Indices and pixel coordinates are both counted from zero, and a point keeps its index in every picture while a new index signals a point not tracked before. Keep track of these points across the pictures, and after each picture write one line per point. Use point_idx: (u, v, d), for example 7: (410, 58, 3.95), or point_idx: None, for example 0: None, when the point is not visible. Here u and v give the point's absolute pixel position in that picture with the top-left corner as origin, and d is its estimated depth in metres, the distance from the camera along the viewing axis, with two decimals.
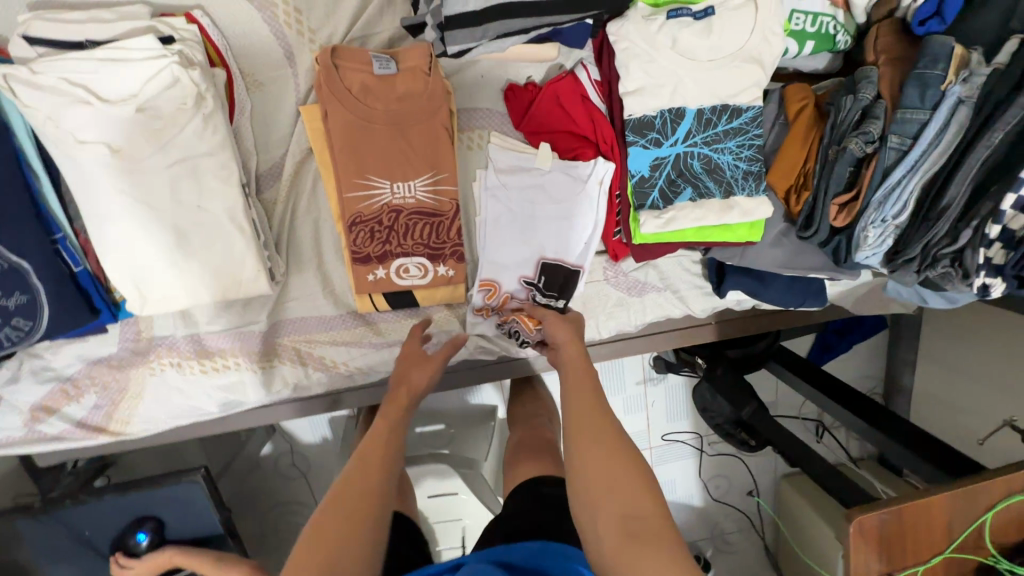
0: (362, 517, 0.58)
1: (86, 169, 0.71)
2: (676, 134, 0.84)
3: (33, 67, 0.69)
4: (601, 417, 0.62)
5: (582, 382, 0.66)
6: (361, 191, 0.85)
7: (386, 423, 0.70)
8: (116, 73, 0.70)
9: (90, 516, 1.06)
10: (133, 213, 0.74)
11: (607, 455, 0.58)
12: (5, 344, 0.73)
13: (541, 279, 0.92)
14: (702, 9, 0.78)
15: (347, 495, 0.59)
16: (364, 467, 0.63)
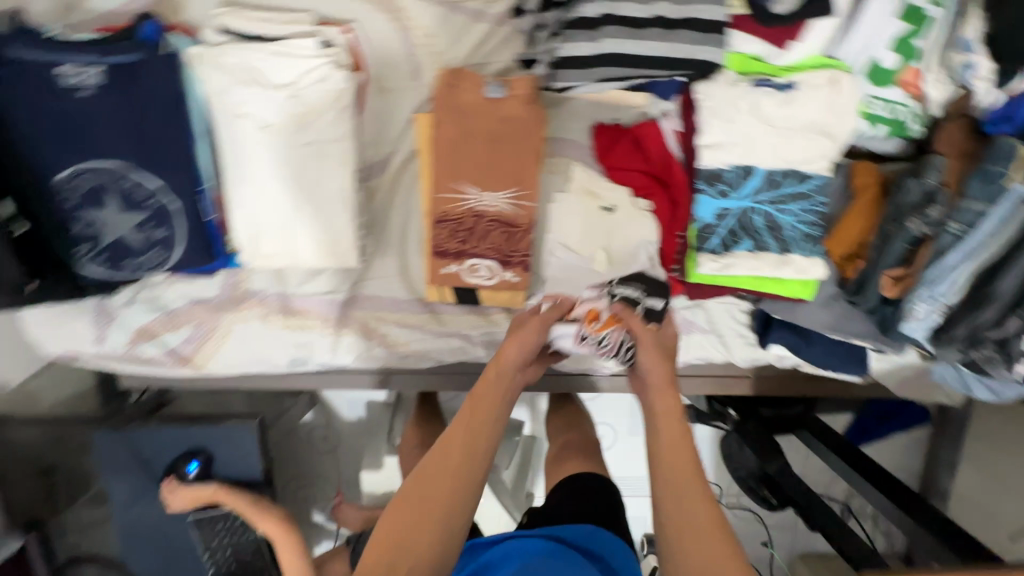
0: (425, 523, 0.59)
1: (240, 139, 0.86)
2: (743, 189, 0.91)
3: (218, 50, 0.83)
4: (698, 485, 0.59)
5: (675, 436, 0.64)
6: (452, 195, 0.96)
7: (469, 412, 0.67)
8: (281, 64, 0.84)
9: (154, 437, 1.18)
10: (267, 180, 0.88)
11: (710, 540, 0.55)
12: (142, 269, 0.88)
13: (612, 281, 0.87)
14: (786, 82, 0.85)
15: (414, 499, 0.61)
16: (434, 470, 0.63)
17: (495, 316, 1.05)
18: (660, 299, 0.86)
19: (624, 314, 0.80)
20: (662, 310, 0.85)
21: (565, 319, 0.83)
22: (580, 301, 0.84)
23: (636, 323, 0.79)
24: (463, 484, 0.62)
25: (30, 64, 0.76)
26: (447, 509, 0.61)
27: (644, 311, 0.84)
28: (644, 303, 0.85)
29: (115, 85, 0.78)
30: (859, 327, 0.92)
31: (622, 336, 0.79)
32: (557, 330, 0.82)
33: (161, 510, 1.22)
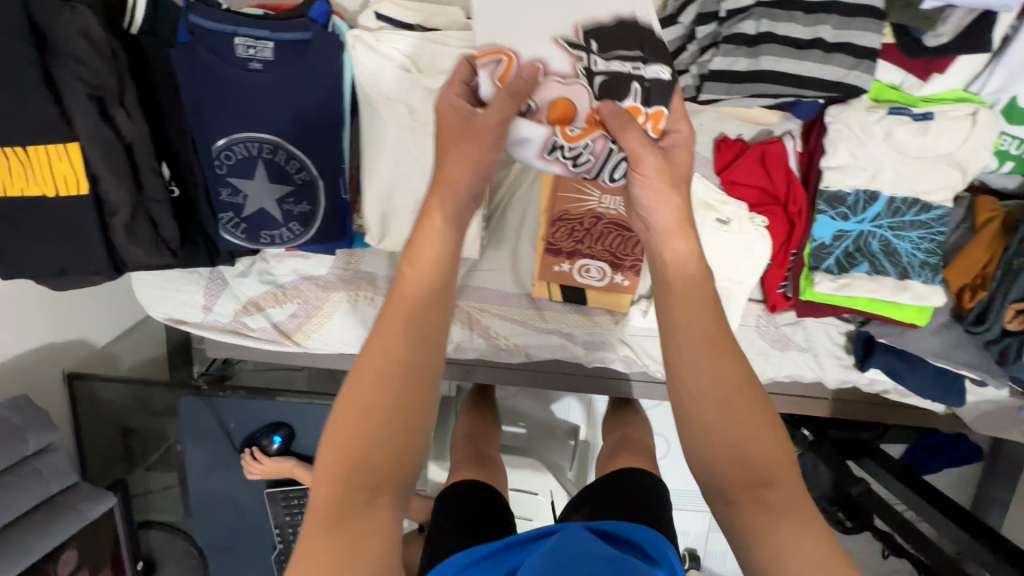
0: (378, 425, 0.51)
1: (385, 121, 0.87)
2: (865, 213, 0.93)
3: (376, 35, 0.85)
4: (731, 351, 0.55)
5: (705, 300, 0.56)
6: (576, 194, 0.98)
7: (404, 302, 0.54)
8: (435, 52, 0.86)
9: (240, 408, 1.19)
10: (404, 163, 0.89)
11: (726, 385, 0.54)
12: (275, 241, 0.89)
13: (589, 43, 0.64)
14: (923, 112, 0.87)
15: (361, 405, 0.51)
16: (375, 364, 0.52)
17: (599, 316, 1.06)
18: (664, 68, 0.64)
19: (620, 119, 0.58)
20: (666, 84, 0.64)
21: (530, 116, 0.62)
22: (549, 78, 0.62)
23: (636, 138, 0.57)
24: (413, 374, 0.52)
25: (205, 34, 0.78)
26: (402, 408, 0.52)
27: (641, 97, 0.63)
28: (641, 78, 0.63)
29: (283, 61, 0.80)
30: (971, 358, 0.92)
31: (609, 147, 0.63)
32: (521, 130, 0.62)
33: (237, 482, 1.23)
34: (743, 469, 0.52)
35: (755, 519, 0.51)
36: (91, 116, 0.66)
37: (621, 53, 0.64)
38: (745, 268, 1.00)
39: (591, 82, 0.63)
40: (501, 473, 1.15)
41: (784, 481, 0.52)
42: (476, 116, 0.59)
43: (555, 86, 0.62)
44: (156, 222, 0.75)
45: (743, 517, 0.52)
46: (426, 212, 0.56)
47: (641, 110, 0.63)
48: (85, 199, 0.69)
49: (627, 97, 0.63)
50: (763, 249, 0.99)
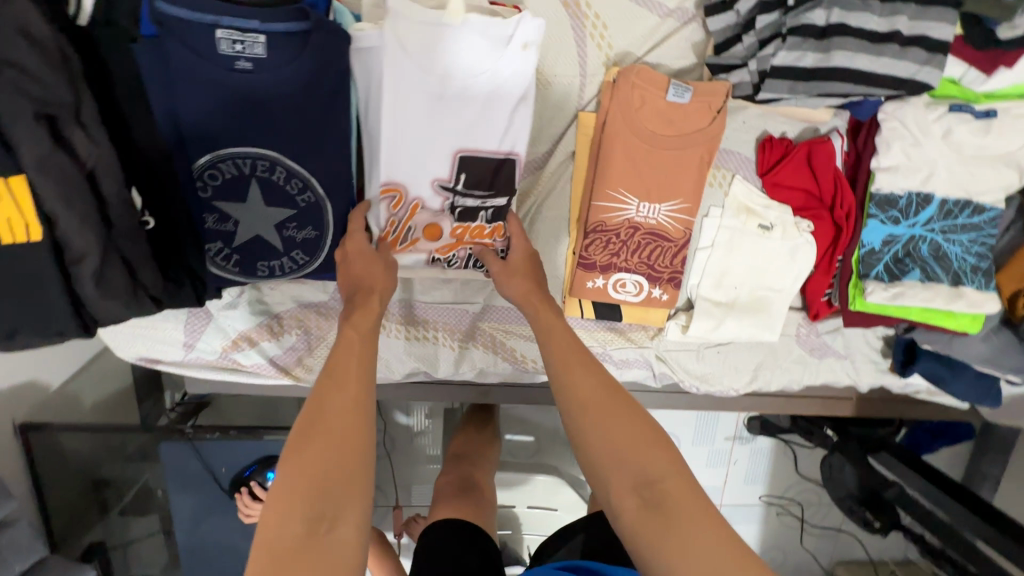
0: (331, 459, 0.48)
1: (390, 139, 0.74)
2: (917, 217, 0.88)
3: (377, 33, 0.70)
4: (588, 362, 0.60)
5: (555, 329, 0.64)
6: (611, 203, 0.88)
7: (359, 337, 0.57)
8: (453, 53, 0.71)
9: (225, 447, 1.05)
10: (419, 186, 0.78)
11: (613, 406, 0.56)
12: (274, 273, 0.76)
13: (458, 180, 0.78)
14: (985, 109, 0.82)
15: (319, 437, 0.49)
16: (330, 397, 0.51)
17: (633, 333, 0.99)
18: (506, 197, 0.80)
19: (484, 253, 0.77)
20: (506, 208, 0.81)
21: (412, 245, 0.81)
22: (422, 209, 0.79)
23: (491, 262, 0.75)
24: (368, 407, 0.52)
25: (176, 24, 0.62)
26: (357, 444, 0.50)
27: (488, 217, 0.81)
28: (489, 208, 0.80)
29: (280, 58, 0.65)
30: (1016, 362, 0.91)
31: (470, 253, 0.83)
32: (408, 257, 0.81)
33: (233, 529, 1.10)
34: (628, 475, 0.52)
35: (648, 527, 0.49)
36: (42, 142, 0.52)
37: (478, 186, 0.79)
38: (788, 277, 0.95)
39: (454, 212, 0.80)
40: (485, 505, 1.12)
41: (674, 488, 0.51)
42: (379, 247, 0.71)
43: (425, 215, 0.80)
44: (131, 264, 0.62)
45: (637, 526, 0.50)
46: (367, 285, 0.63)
47: (487, 228, 0.81)
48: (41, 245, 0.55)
49: (477, 219, 0.80)
50: (808, 256, 0.93)
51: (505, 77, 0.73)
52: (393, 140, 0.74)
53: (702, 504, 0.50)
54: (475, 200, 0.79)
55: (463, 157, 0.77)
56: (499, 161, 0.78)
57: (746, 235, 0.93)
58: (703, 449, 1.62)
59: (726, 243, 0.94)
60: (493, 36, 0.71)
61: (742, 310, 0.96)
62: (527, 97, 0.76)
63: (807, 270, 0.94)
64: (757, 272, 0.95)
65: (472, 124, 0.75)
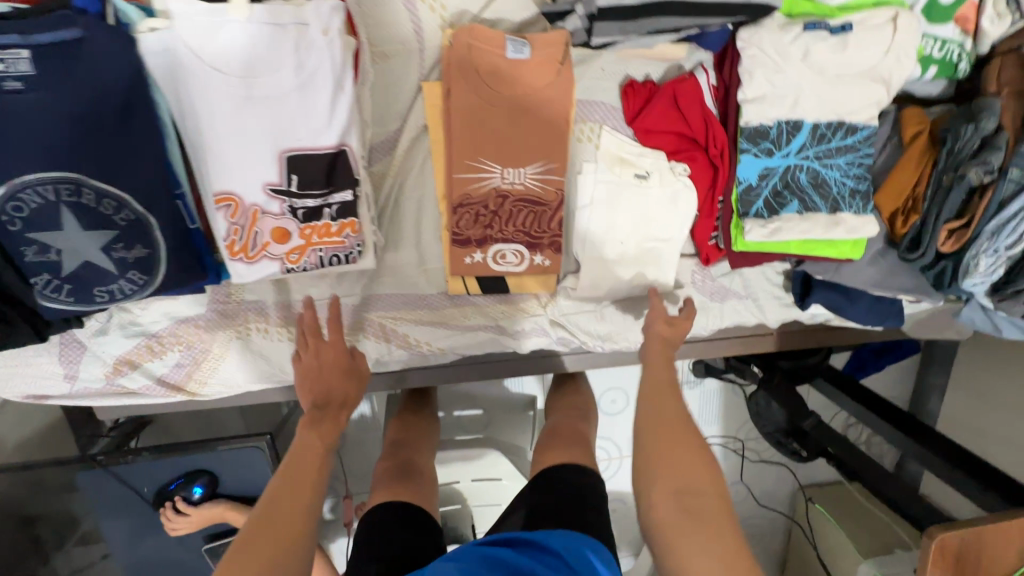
0: (271, 556, 0.55)
1: (204, 147, 0.70)
2: (789, 146, 0.84)
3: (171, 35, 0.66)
4: (668, 397, 0.71)
5: (655, 352, 0.77)
6: (473, 174, 0.84)
7: (319, 442, 0.63)
8: (248, 46, 0.67)
9: (141, 469, 1.05)
10: (250, 189, 0.74)
11: (680, 431, 0.67)
12: (116, 296, 0.73)
13: (290, 182, 0.74)
14: (840, 24, 0.78)
15: (263, 531, 0.56)
16: (283, 497, 0.59)
17: (525, 303, 0.97)
18: (348, 191, 0.77)
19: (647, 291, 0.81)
20: (353, 202, 0.78)
21: (263, 255, 0.78)
22: (263, 215, 0.76)
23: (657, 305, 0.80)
24: (313, 505, 0.60)
25: None
26: (296, 541, 0.57)
27: (334, 213, 0.78)
28: (331, 205, 0.77)
29: (52, 72, 0.61)
30: (909, 283, 0.88)
31: (319, 255, 0.80)
32: (259, 265, 0.79)
33: (169, 544, 1.11)
34: (676, 484, 0.64)
35: (680, 525, 0.61)
36: None
37: (315, 184, 0.75)
38: (674, 225, 0.91)
39: (297, 214, 0.76)
40: (426, 485, 1.08)
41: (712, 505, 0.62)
42: (320, 347, 0.70)
43: (269, 220, 0.76)
44: None
45: (669, 523, 0.62)
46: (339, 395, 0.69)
47: (334, 226, 0.78)
48: None
49: (323, 217, 0.77)
50: (689, 200, 0.89)
51: (314, 64, 0.69)
52: (212, 148, 0.70)
53: (728, 522, 0.61)
54: (312, 200, 0.76)
55: (290, 156, 0.73)
56: (331, 156, 0.74)
57: (624, 188, 0.89)
58: None
59: (605, 199, 0.89)
60: (287, 24, 0.67)
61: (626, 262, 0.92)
62: (344, 82, 0.72)
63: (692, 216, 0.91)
64: (643, 225, 0.91)
65: (289, 119, 0.71)
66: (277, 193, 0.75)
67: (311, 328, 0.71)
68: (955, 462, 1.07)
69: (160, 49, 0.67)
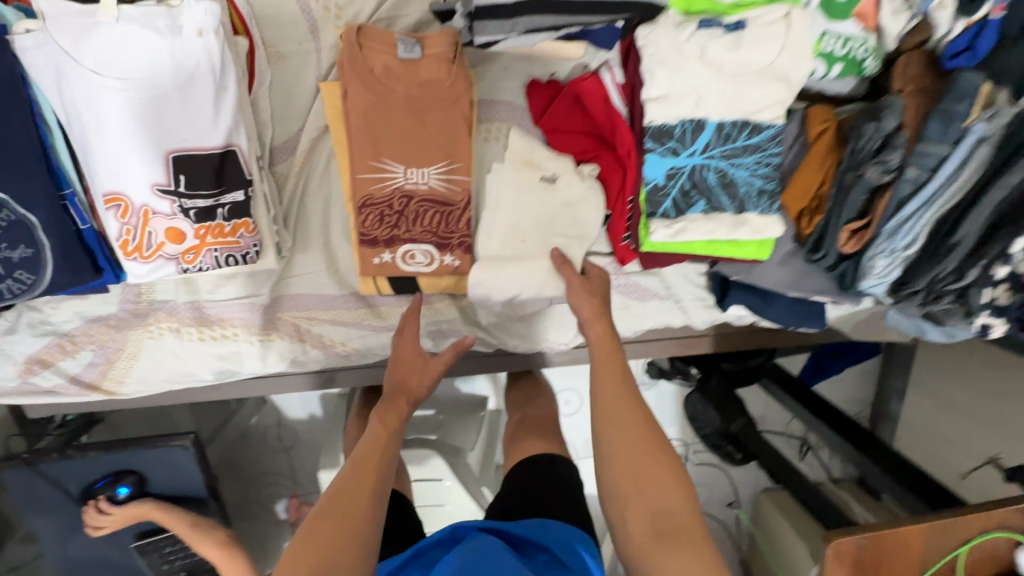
0: (345, 533, 0.56)
1: (88, 148, 0.71)
2: (694, 145, 0.83)
3: (45, 37, 0.67)
4: (627, 405, 0.67)
5: (604, 344, 0.74)
6: (375, 174, 0.84)
7: (386, 428, 0.68)
8: (123, 48, 0.67)
9: (68, 469, 1.06)
10: (139, 190, 0.74)
11: (643, 443, 0.64)
12: (6, 296, 0.74)
13: (179, 182, 0.74)
14: (734, 22, 0.77)
15: (330, 517, 0.57)
16: (348, 481, 0.61)
17: (439, 303, 0.96)
18: (239, 192, 0.77)
19: (562, 264, 0.85)
20: (247, 202, 0.79)
21: (157, 255, 0.78)
22: (154, 215, 0.76)
23: (570, 275, 0.84)
24: (381, 495, 0.61)
25: None
26: (368, 521, 0.58)
27: (227, 214, 0.78)
28: (223, 205, 0.77)
29: None
30: (821, 284, 0.87)
31: (216, 256, 0.80)
32: (154, 266, 0.79)
33: (99, 541, 1.12)
34: (646, 506, 0.60)
35: (657, 552, 0.58)
36: None
37: (205, 184, 0.75)
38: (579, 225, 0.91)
39: (189, 215, 0.76)
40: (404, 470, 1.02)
41: (684, 522, 0.59)
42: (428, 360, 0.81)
43: (160, 220, 0.76)
44: None
45: (645, 550, 0.59)
46: (403, 390, 0.75)
47: (228, 226, 0.78)
48: None
49: (216, 218, 0.78)
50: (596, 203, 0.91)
51: (192, 62, 0.70)
52: (96, 150, 0.71)
53: (704, 537, 0.58)
54: (201, 200, 0.76)
55: (176, 157, 0.73)
56: (219, 156, 0.75)
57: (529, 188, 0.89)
58: None
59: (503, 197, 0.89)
60: (161, 26, 0.68)
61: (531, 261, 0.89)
62: (226, 83, 0.73)
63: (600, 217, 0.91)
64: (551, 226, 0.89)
65: (171, 120, 0.71)
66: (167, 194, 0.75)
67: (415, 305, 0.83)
68: (885, 464, 1.06)
69: (34, 49, 0.67)
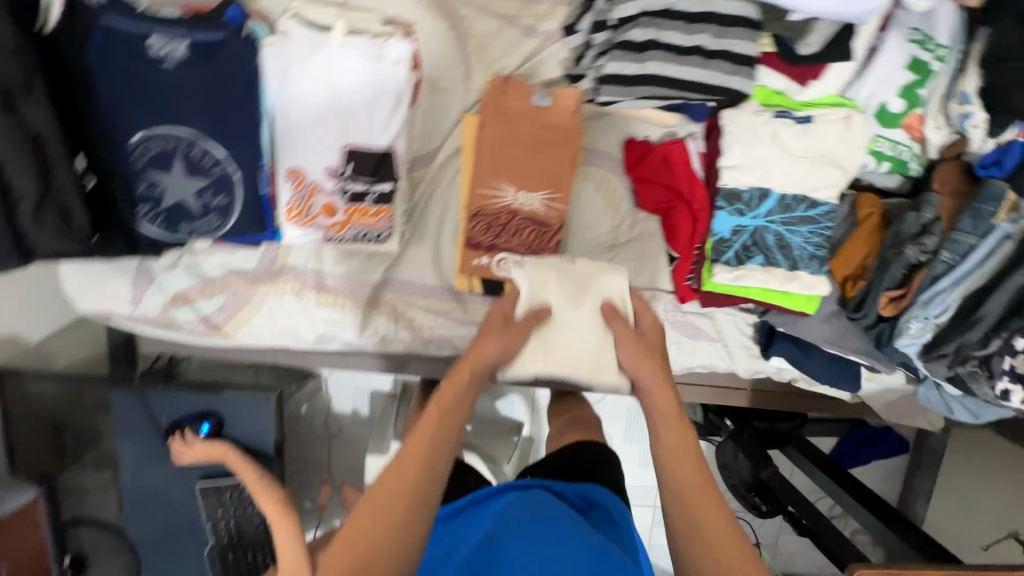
0: (376, 549, 0.57)
1: (291, 131, 0.93)
2: (758, 209, 0.99)
3: (285, 47, 0.89)
4: (714, 505, 0.63)
5: (672, 443, 0.68)
6: (491, 191, 1.03)
7: (433, 422, 0.66)
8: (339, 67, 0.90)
9: (165, 401, 1.20)
10: (317, 169, 0.94)
11: (727, 549, 0.60)
12: (195, 233, 0.92)
13: (346, 168, 0.95)
14: (803, 116, 0.95)
15: (366, 523, 0.58)
16: (386, 486, 0.61)
17: None
18: (388, 184, 0.96)
19: (611, 317, 0.84)
20: (390, 194, 0.97)
21: (308, 223, 0.97)
22: (320, 191, 0.96)
23: (621, 329, 0.82)
24: (418, 503, 0.60)
25: (122, 35, 0.81)
26: (401, 535, 0.58)
27: (374, 200, 0.97)
28: (373, 193, 0.96)
29: (199, 60, 0.84)
30: (858, 344, 0.99)
31: (356, 232, 0.98)
32: (306, 233, 0.98)
33: (169, 477, 1.24)
34: None
35: None
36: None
37: (366, 174, 0.96)
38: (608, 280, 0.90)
39: (345, 195, 0.96)
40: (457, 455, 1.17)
41: None
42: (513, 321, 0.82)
43: (323, 196, 0.96)
44: (67, 211, 0.78)
45: None
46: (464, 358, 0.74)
47: (373, 210, 0.98)
48: None
49: (366, 202, 0.97)
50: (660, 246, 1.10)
51: (384, 83, 0.92)
52: (297, 135, 0.93)
53: None
54: (362, 187, 0.96)
55: (350, 150, 0.94)
56: (381, 155, 0.95)
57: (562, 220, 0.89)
58: (635, 447, 1.67)
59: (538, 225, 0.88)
60: (370, 55, 0.91)
61: (575, 304, 0.87)
62: (402, 102, 0.94)
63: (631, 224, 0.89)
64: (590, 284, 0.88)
65: (359, 122, 0.93)
66: (335, 176, 0.95)
67: (498, 321, 0.81)
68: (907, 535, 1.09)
69: (274, 56, 0.89)
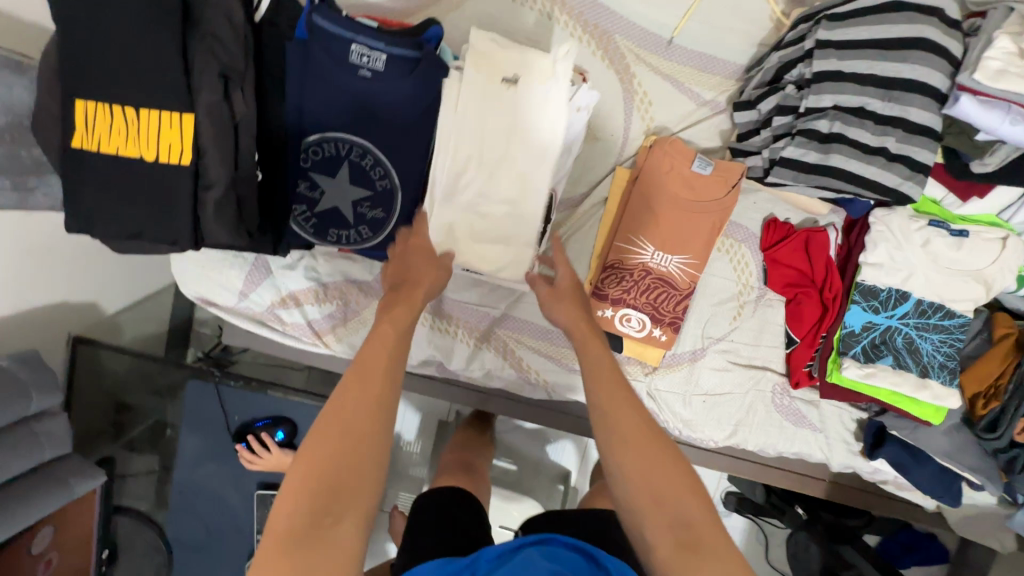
0: (347, 440, 0.53)
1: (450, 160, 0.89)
2: (895, 310, 0.99)
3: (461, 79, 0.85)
4: (628, 401, 0.62)
5: (600, 364, 0.66)
6: (631, 246, 1.02)
7: (393, 328, 0.62)
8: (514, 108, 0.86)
9: (241, 399, 1.14)
10: None
11: (648, 437, 0.59)
12: (339, 241, 0.90)
13: None
14: (959, 229, 0.96)
15: (338, 427, 0.53)
16: (350, 390, 0.56)
17: (629, 366, 1.08)
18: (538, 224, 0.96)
19: (539, 280, 0.80)
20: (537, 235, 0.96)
21: None
22: None
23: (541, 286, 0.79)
24: (389, 406, 0.56)
25: (323, 35, 0.79)
26: (376, 423, 0.55)
27: None
28: None
29: (394, 74, 0.82)
30: (977, 464, 1.01)
31: None
32: None
33: (228, 477, 1.18)
34: (666, 514, 0.55)
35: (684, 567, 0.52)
36: (215, 93, 0.68)
37: None
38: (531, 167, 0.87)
39: None
40: (482, 485, 1.07)
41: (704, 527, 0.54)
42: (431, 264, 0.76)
43: None
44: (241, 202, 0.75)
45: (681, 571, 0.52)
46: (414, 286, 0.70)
47: None
48: (183, 167, 0.69)
49: None
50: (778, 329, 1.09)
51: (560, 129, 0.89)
52: None
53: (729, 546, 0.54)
54: None
55: None
56: None
57: (491, 85, 0.83)
58: None
59: (467, 109, 0.84)
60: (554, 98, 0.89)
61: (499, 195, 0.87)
62: (571, 147, 0.94)
63: (562, 122, 0.84)
64: (513, 173, 0.87)
65: None
66: None
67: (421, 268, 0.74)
68: None
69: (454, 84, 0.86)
